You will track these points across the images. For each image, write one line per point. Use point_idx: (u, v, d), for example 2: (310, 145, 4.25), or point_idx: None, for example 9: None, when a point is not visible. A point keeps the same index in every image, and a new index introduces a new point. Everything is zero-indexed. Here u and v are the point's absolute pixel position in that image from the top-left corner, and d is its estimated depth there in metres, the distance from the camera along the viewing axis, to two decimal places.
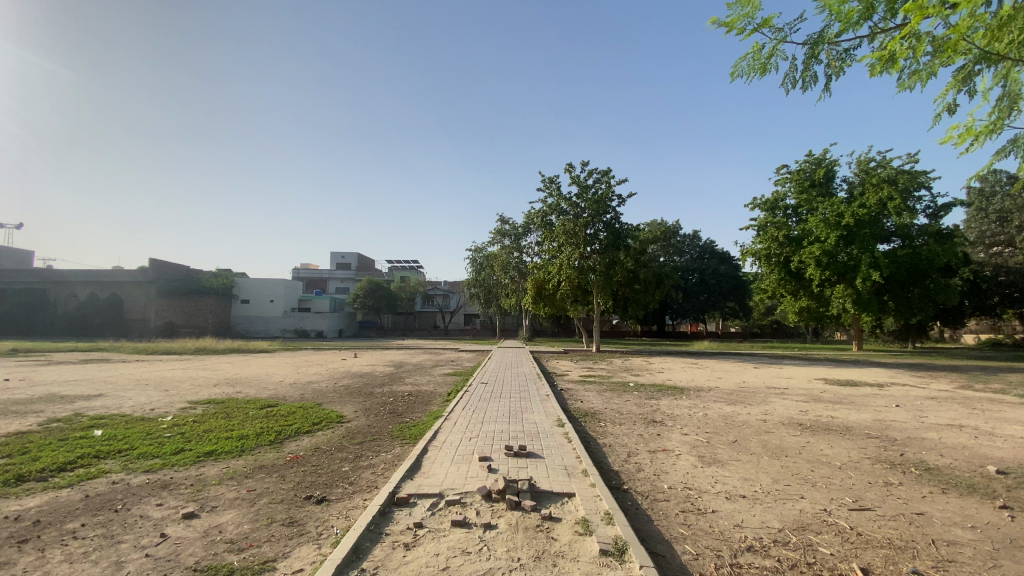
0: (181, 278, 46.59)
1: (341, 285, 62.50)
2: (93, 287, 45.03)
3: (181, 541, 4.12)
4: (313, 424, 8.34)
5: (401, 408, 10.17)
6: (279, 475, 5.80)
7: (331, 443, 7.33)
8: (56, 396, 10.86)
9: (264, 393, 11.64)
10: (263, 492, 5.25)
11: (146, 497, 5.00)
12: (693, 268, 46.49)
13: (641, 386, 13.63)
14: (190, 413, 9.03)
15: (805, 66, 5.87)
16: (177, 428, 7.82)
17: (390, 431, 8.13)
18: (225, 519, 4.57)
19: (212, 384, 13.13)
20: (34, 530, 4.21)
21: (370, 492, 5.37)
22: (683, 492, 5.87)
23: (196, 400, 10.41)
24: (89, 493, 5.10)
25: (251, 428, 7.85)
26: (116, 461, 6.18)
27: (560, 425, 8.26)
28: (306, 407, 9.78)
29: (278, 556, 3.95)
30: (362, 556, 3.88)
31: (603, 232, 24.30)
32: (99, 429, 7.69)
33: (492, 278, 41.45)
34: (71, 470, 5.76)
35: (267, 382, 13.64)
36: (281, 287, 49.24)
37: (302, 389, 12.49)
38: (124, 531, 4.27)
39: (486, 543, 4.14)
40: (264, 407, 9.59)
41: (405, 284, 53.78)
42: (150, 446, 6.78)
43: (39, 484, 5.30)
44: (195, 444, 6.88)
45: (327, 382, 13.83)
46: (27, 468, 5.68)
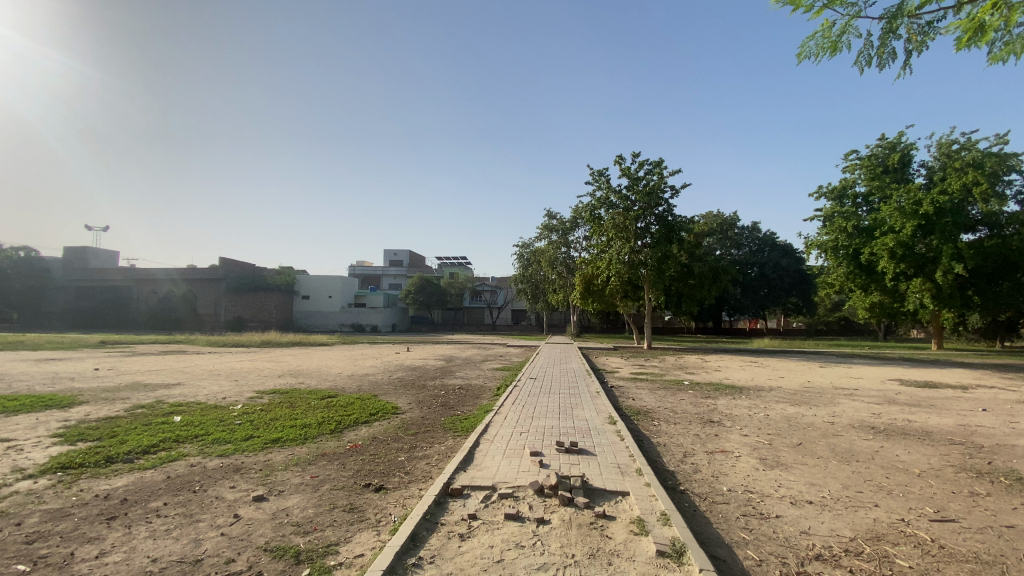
0: (248, 277, 49.70)
1: (393, 281, 64.34)
2: (171, 285, 48.79)
3: (252, 522, 4.37)
4: (371, 415, 8.63)
5: (452, 401, 10.35)
6: (339, 463, 6.05)
7: (387, 434, 7.55)
8: (140, 384, 11.84)
9: (324, 384, 12.20)
10: (325, 479, 5.48)
11: (220, 480, 5.35)
12: (752, 262, 44.40)
13: (696, 384, 13.18)
14: (258, 402, 9.59)
15: (881, 42, 5.42)
16: (246, 416, 8.31)
17: (443, 423, 8.29)
18: (291, 503, 4.81)
19: (276, 375, 13.90)
20: (123, 508, 4.59)
21: (425, 482, 5.49)
22: (744, 495, 5.62)
23: (263, 390, 11.05)
24: (170, 474, 5.51)
25: (314, 418, 8.22)
26: (194, 445, 6.64)
27: (612, 422, 8.11)
28: (362, 398, 10.14)
29: (340, 541, 4.10)
30: (419, 544, 3.97)
31: (655, 226, 23.77)
32: (178, 415, 8.31)
33: (539, 273, 41.29)
34: (154, 453, 6.24)
35: (325, 373, 14.28)
36: (338, 283, 51.36)
37: (359, 381, 12.99)
38: (201, 510, 4.58)
39: (540, 538, 4.12)
40: (325, 398, 10.02)
41: (454, 280, 54.75)
42: (223, 432, 7.25)
43: (127, 465, 5.78)
44: (262, 432, 7.28)
45: (382, 374, 14.30)
46: (116, 450, 6.21)
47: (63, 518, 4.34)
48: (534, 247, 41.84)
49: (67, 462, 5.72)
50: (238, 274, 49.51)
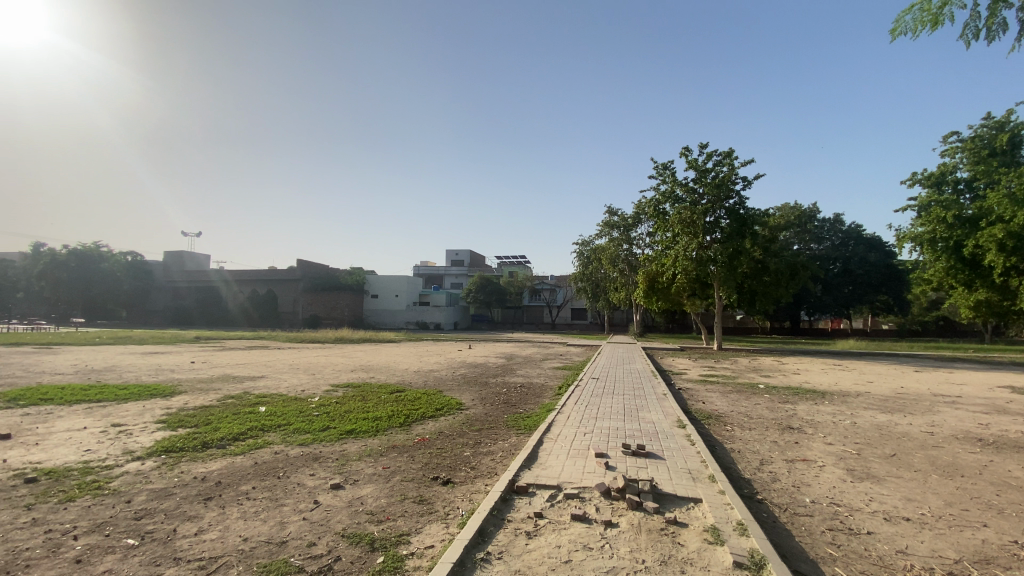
0: (323, 277, 52.83)
1: (456, 281, 65.74)
2: (256, 286, 52.82)
3: (330, 508, 4.60)
4: (437, 409, 8.87)
5: (515, 398, 10.41)
6: (408, 455, 6.24)
7: (453, 429, 7.72)
8: (230, 377, 12.90)
9: (393, 379, 12.70)
10: (396, 470, 5.68)
11: (301, 467, 5.69)
12: (835, 257, 41.34)
13: (772, 388, 12.39)
14: (333, 394, 10.14)
15: (992, 11, 4.85)
16: (323, 408, 8.81)
17: (507, 420, 8.35)
18: (365, 492, 5.02)
19: (349, 370, 14.64)
20: (217, 490, 5.00)
21: (491, 478, 5.54)
22: (829, 508, 5.21)
23: (337, 384, 11.67)
24: (257, 460, 5.94)
25: (384, 411, 8.55)
26: (277, 434, 7.11)
27: (681, 426, 7.81)
28: (429, 394, 10.41)
29: (411, 531, 4.22)
30: (487, 539, 4.00)
31: (726, 219, 22.66)
32: (263, 405, 8.96)
33: (600, 271, 40.64)
34: (243, 440, 6.74)
35: (393, 369, 14.83)
36: (404, 283, 53.36)
37: (424, 376, 13.40)
38: (285, 495, 4.89)
39: (609, 541, 4.03)
40: (393, 392, 10.42)
41: (514, 278, 55.14)
42: (303, 422, 7.72)
43: (220, 451, 6.28)
44: (338, 423, 7.67)
45: (446, 371, 14.65)
46: (210, 437, 6.77)
47: (167, 497, 4.78)
48: (595, 244, 41.16)
49: (169, 446, 6.30)
50: (314, 274, 52.86)
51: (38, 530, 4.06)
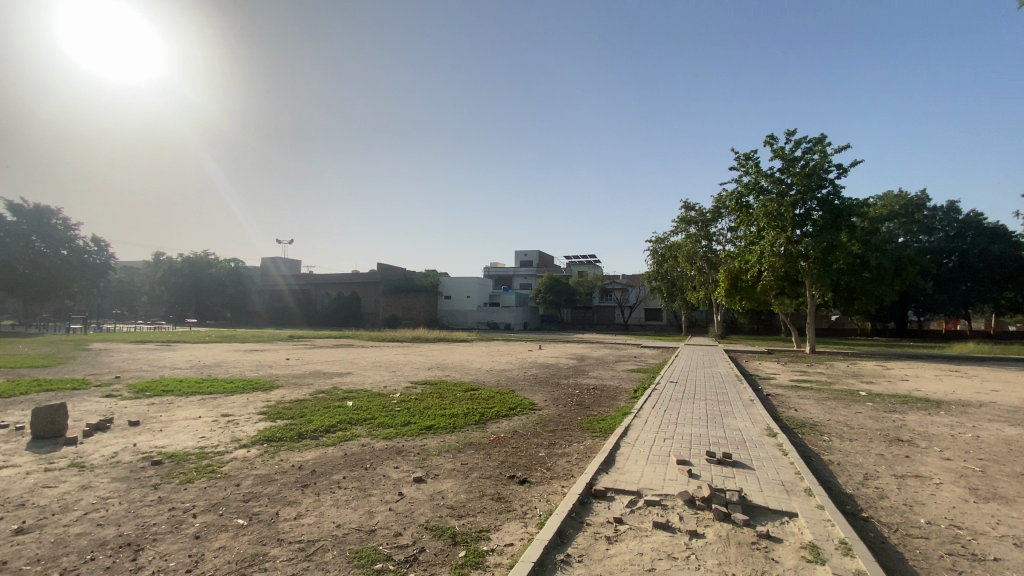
0: (400, 278, 55.27)
1: (525, 281, 66.02)
2: (340, 288, 56.35)
3: (414, 501, 4.79)
4: (510, 409, 8.94)
5: (589, 401, 10.26)
6: (485, 453, 6.35)
7: (527, 428, 7.74)
8: (319, 373, 13.86)
9: (467, 378, 13.00)
10: (474, 466, 5.80)
11: (385, 460, 5.97)
12: (949, 250, 36.87)
13: (876, 396, 11.23)
14: (412, 391, 10.57)
15: None
16: (404, 403, 9.20)
17: (580, 423, 8.25)
18: (446, 487, 5.17)
19: (426, 368, 15.19)
20: (312, 478, 5.36)
21: (567, 479, 5.50)
22: (948, 531, 4.62)
23: (415, 381, 12.16)
24: (346, 451, 6.31)
25: (460, 408, 8.77)
26: (363, 427, 7.52)
27: (771, 434, 7.29)
28: (502, 393, 10.54)
29: (491, 527, 4.28)
30: (566, 541, 3.97)
31: (819, 211, 21.02)
32: (350, 400, 9.52)
33: (676, 270, 39.12)
34: (333, 433, 7.20)
35: (467, 368, 15.22)
36: (474, 283, 54.67)
37: (497, 375, 13.59)
38: (372, 486, 5.15)
39: (694, 551, 3.85)
40: (468, 390, 10.66)
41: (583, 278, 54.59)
42: (386, 417, 8.12)
43: (313, 442, 6.75)
44: (417, 418, 7.98)
45: (519, 371, 14.76)
46: (305, 428, 7.31)
47: (269, 483, 5.21)
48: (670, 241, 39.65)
49: (270, 436, 6.87)
50: (392, 277, 55.61)
51: (165, 507, 4.58)
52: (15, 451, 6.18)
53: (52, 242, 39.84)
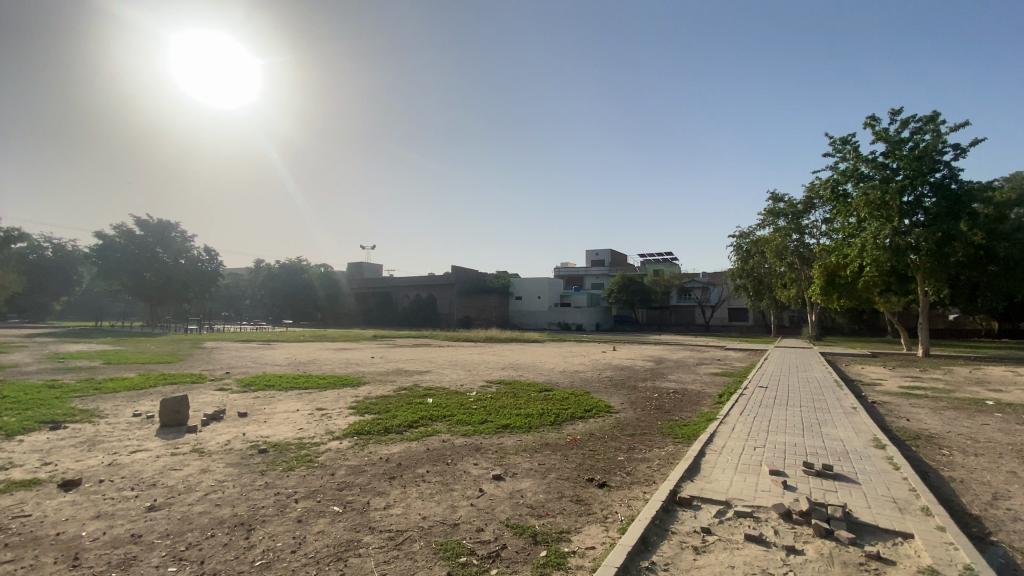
0: (473, 280, 56.54)
1: (597, 281, 64.96)
2: (417, 290, 58.70)
3: (494, 498, 4.87)
4: (586, 410, 8.84)
5: (668, 405, 9.90)
6: (562, 454, 6.33)
7: (604, 431, 7.60)
8: (401, 371, 14.51)
9: (541, 378, 13.05)
10: (552, 467, 5.80)
11: (465, 456, 6.14)
12: None
13: (1008, 406, 9.79)
14: (488, 390, 10.77)
15: None
16: (480, 402, 9.39)
17: (660, 427, 7.97)
18: (525, 486, 5.20)
19: (500, 367, 15.41)
20: (398, 471, 5.63)
21: (649, 485, 5.33)
22: None
23: (491, 380, 12.36)
24: (429, 446, 6.56)
25: (535, 409, 8.80)
26: (443, 423, 7.79)
27: (879, 446, 6.62)
28: (577, 394, 10.46)
29: (571, 530, 4.25)
30: (650, 549, 3.86)
31: (932, 198, 18.81)
32: (430, 397, 9.88)
33: (763, 266, 36.72)
34: (415, 428, 7.51)
35: (541, 368, 15.24)
36: (546, 284, 54.72)
37: (571, 376, 13.50)
38: (454, 481, 5.32)
39: (792, 569, 3.58)
40: (542, 391, 10.66)
41: (659, 277, 52.71)
42: (464, 414, 8.34)
43: (398, 436, 7.08)
44: (494, 418, 8.11)
45: (593, 372, 14.56)
46: (390, 423, 7.69)
47: (360, 473, 5.54)
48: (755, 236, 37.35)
49: (359, 429, 7.31)
50: (466, 278, 57.05)
51: (271, 491, 5.03)
52: (148, 437, 7.05)
53: (172, 252, 45.06)
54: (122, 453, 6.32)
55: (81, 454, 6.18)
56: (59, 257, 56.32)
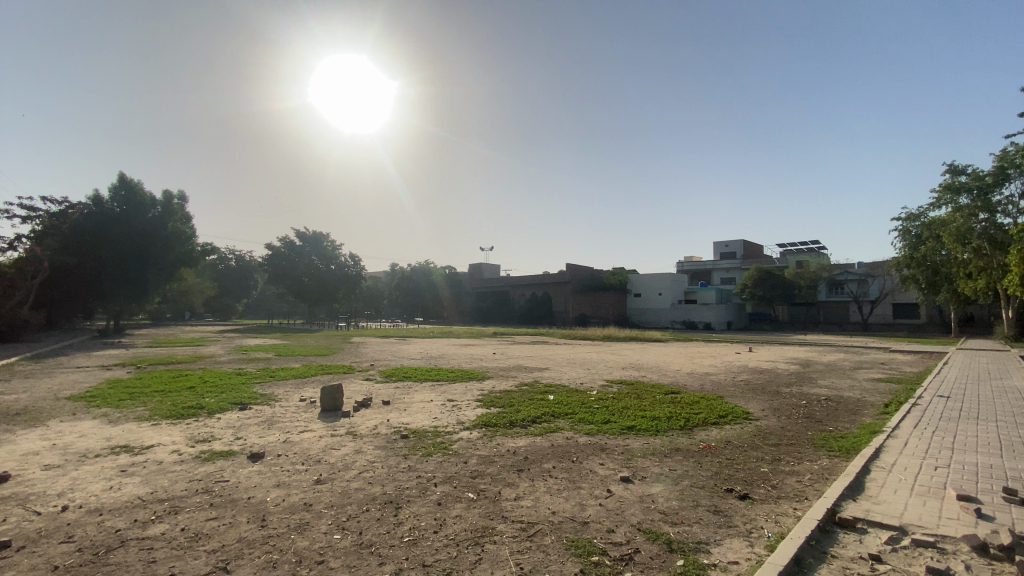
0: (590, 278, 56.03)
1: (727, 276, 60.33)
2: (534, 288, 59.72)
3: (623, 500, 4.75)
4: (720, 416, 8.24)
5: (819, 413, 8.82)
6: (695, 460, 5.97)
7: (742, 440, 7.00)
8: (523, 367, 14.89)
9: (667, 379, 12.46)
10: (684, 474, 5.50)
11: (591, 455, 6.09)
12: None
13: None
14: (610, 390, 10.57)
15: None
16: (603, 401, 9.23)
17: (809, 438, 7.13)
18: (654, 491, 5.01)
19: (621, 367, 15.02)
20: (525, 464, 5.77)
21: (800, 502, 4.78)
22: None
23: (612, 379, 12.10)
24: (554, 443, 6.62)
25: (662, 411, 8.44)
26: (565, 421, 7.81)
27: None
28: (708, 398, 9.79)
29: (710, 541, 3.98)
30: (805, 572, 3.47)
31: None
32: (552, 394, 9.98)
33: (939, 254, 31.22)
34: (539, 423, 7.64)
35: (666, 368, 14.55)
36: (669, 280, 52.37)
37: (700, 379, 12.69)
38: (581, 479, 5.30)
39: None
40: (669, 393, 10.16)
41: (803, 269, 47.23)
42: (587, 413, 8.28)
43: (523, 430, 7.26)
44: (618, 418, 7.93)
45: (725, 374, 13.51)
46: (515, 417, 7.92)
47: (490, 463, 5.78)
48: (929, 218, 32.17)
49: (486, 421, 7.64)
50: (582, 276, 56.66)
51: (414, 474, 5.47)
52: (312, 419, 8.13)
53: (325, 258, 51.54)
54: (292, 432, 7.36)
55: (262, 432, 7.32)
56: (240, 267, 67.53)
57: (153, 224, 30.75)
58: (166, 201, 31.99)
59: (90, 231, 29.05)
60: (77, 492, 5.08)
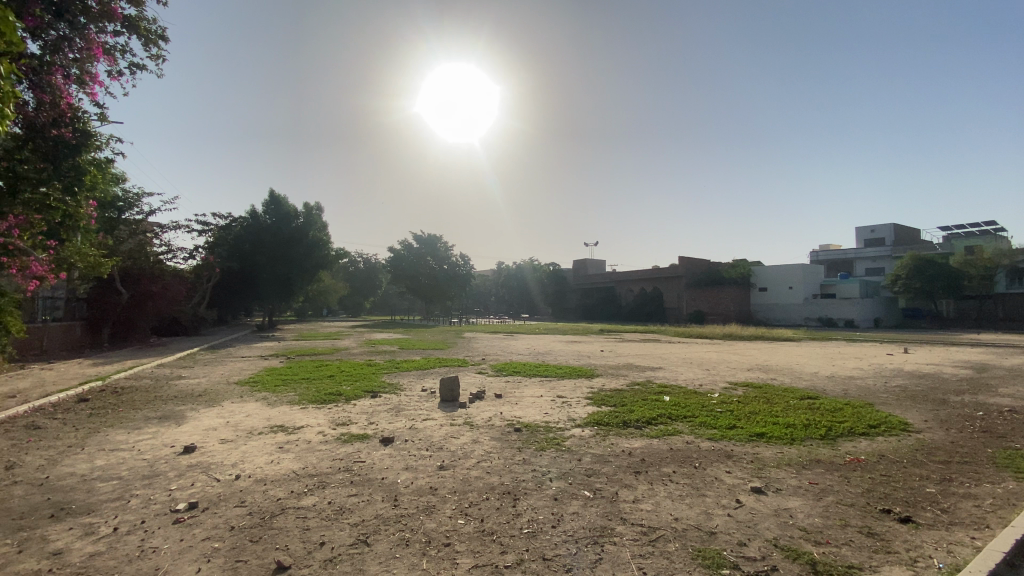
0: (705, 271, 52.61)
1: (872, 266, 52.94)
2: (643, 283, 57.57)
3: (756, 512, 4.38)
4: (871, 426, 7.23)
5: (1003, 428, 7.33)
6: (841, 475, 5.31)
7: (900, 454, 6.08)
8: (636, 366, 14.40)
9: (801, 382, 11.25)
10: (828, 488, 4.92)
11: (715, 462, 5.70)
12: None
13: None
14: (733, 392, 9.84)
15: None
16: (726, 405, 8.62)
17: (988, 456, 5.98)
18: (793, 505, 4.54)
19: (746, 368, 13.84)
20: (643, 466, 5.57)
21: (980, 531, 4.02)
22: None
23: (735, 382, 11.22)
24: (673, 446, 6.31)
25: (797, 418, 7.63)
26: (684, 424, 7.41)
27: None
28: (854, 405, 8.64)
29: (866, 567, 3.51)
30: None
31: None
32: (668, 395, 9.54)
33: None
34: (655, 425, 7.34)
35: (799, 371, 13.13)
36: (801, 272, 47.28)
37: (843, 383, 11.25)
38: (705, 486, 4.98)
39: None
40: (804, 398, 9.17)
41: (974, 256, 39.78)
42: (708, 417, 7.78)
43: (638, 431, 7.03)
44: (745, 424, 7.33)
45: (875, 379, 11.82)
46: (630, 417, 7.69)
47: (605, 463, 5.68)
48: None
49: (599, 420, 7.52)
50: (696, 269, 53.30)
51: (529, 467, 5.56)
52: (433, 408, 8.67)
53: (439, 259, 54.63)
54: (417, 419, 7.91)
55: (390, 418, 7.96)
56: (367, 267, 74.37)
57: (296, 232, 34.91)
58: (307, 212, 36.15)
59: (250, 241, 34.09)
60: (247, 463, 5.96)
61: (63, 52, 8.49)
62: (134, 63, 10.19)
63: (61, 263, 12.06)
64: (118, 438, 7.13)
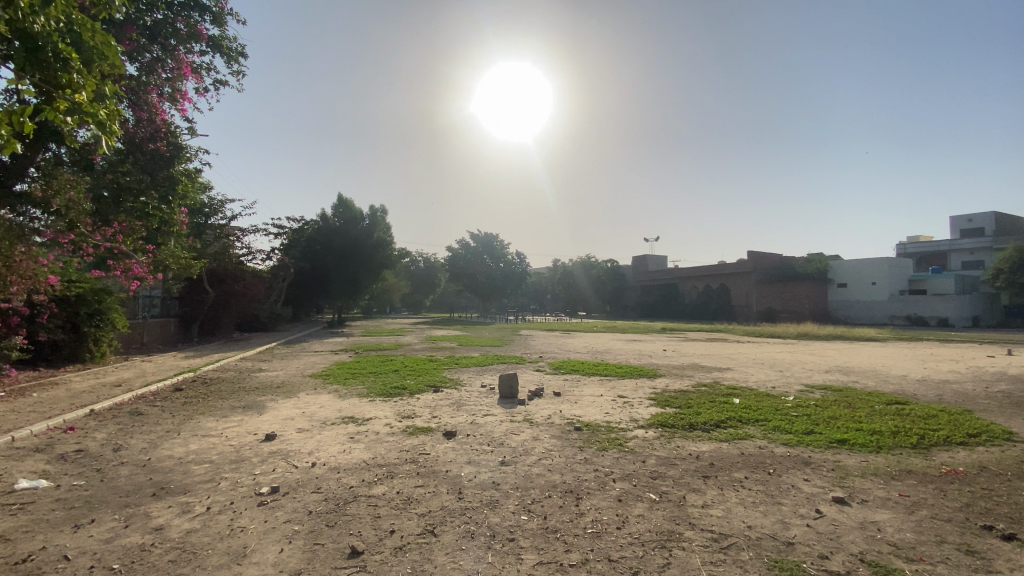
0: (775, 266, 49.72)
1: (970, 260, 48.01)
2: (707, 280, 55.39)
3: (839, 524, 4.10)
4: (971, 435, 6.54)
5: None
6: (936, 487, 4.85)
7: (1006, 466, 5.46)
8: (701, 366, 13.86)
9: (887, 386, 10.38)
10: (921, 502, 4.52)
11: (792, 469, 5.38)
12: None
13: None
14: (809, 396, 9.25)
15: None
16: (802, 409, 8.12)
17: None
18: (881, 518, 4.21)
19: (824, 370, 12.92)
20: (712, 471, 5.37)
21: None
22: None
23: (812, 384, 10.55)
24: (743, 451, 6.03)
25: (883, 425, 7.05)
26: (756, 428, 7.06)
27: None
28: (950, 412, 7.86)
29: None
30: None
31: None
32: (737, 397, 9.13)
33: None
34: (723, 428, 7.05)
35: (886, 374, 12.09)
36: (886, 266, 43.50)
37: (937, 387, 10.26)
38: (781, 494, 4.72)
39: None
40: (891, 403, 8.46)
41: None
42: (783, 421, 7.36)
43: (705, 434, 6.77)
44: (824, 429, 6.87)
45: (976, 384, 10.66)
46: (696, 419, 7.42)
47: (671, 466, 5.52)
48: None
49: (663, 421, 7.32)
50: (766, 265, 50.39)
51: (591, 467, 5.51)
52: (494, 404, 8.80)
53: (497, 257, 55.18)
54: (478, 414, 8.05)
55: (453, 413, 8.16)
56: (428, 267, 76.59)
57: (363, 235, 36.45)
58: (373, 215, 37.66)
59: (320, 243, 36.07)
60: (321, 452, 6.32)
61: (156, 72, 9.41)
62: (217, 80, 11.09)
63: (159, 264, 13.37)
64: (209, 425, 7.79)
